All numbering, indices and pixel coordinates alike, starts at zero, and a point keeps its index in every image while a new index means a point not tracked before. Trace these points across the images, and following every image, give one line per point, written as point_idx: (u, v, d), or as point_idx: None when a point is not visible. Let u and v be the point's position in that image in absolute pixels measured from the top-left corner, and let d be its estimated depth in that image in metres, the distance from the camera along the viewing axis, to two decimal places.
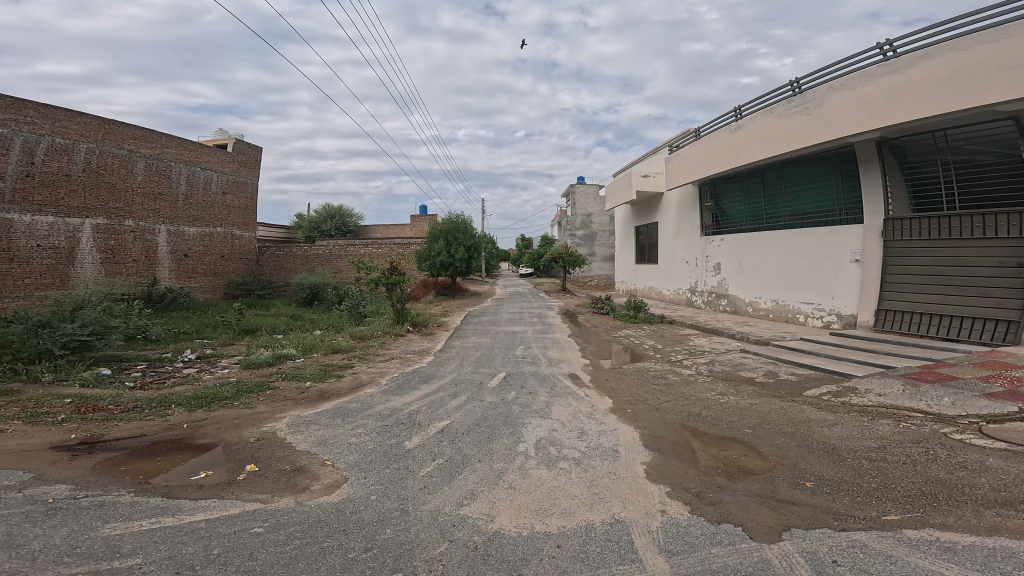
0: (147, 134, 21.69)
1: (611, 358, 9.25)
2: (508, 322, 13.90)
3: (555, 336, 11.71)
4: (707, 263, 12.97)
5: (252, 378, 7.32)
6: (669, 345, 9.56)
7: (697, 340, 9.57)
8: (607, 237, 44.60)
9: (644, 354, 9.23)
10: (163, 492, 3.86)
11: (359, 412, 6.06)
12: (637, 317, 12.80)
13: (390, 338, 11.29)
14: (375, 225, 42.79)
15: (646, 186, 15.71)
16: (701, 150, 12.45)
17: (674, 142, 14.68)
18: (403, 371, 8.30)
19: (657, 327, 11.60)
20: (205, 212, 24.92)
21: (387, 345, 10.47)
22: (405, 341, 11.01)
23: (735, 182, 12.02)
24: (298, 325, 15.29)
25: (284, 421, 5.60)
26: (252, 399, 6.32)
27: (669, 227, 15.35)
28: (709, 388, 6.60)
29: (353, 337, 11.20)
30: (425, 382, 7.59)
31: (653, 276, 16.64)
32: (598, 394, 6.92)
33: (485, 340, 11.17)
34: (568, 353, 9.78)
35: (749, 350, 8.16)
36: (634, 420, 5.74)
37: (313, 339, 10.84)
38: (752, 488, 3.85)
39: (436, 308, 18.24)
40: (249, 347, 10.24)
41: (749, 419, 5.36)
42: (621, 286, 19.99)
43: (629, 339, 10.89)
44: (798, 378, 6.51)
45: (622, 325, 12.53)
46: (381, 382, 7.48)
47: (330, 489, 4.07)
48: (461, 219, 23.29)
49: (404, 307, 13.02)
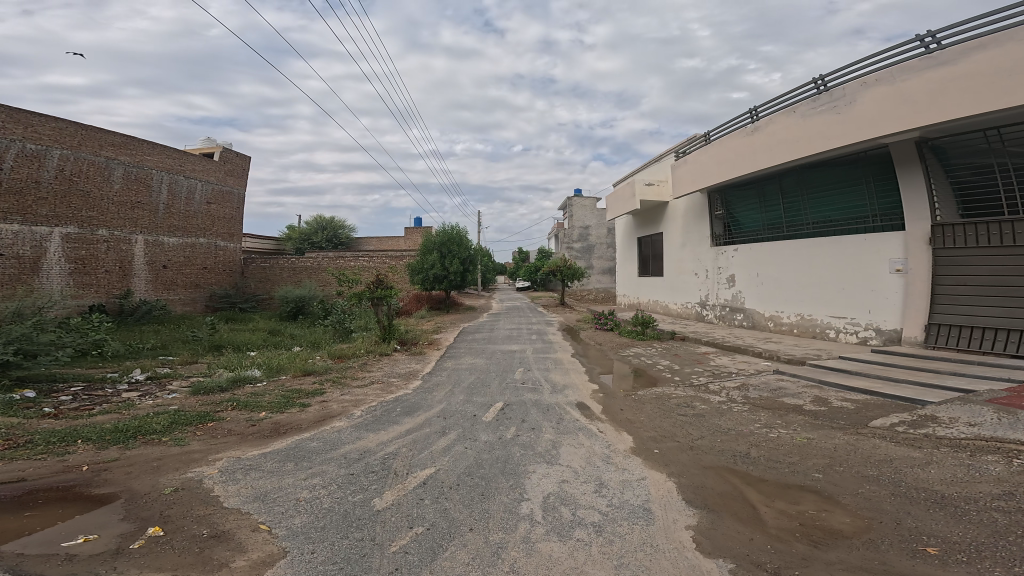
0: (128, 141, 20.75)
1: (623, 382, 8.14)
2: (505, 340, 12.79)
3: (558, 357, 10.60)
4: (718, 275, 12.05)
5: (198, 406, 6.13)
6: (688, 365, 8.49)
7: (719, 360, 8.50)
8: (604, 250, 44.03)
9: (660, 376, 8.14)
10: (8, 567, 2.77)
11: (322, 454, 4.91)
12: (645, 333, 11.73)
13: (373, 359, 10.10)
14: (369, 238, 41.80)
15: (650, 195, 14.92)
16: (711, 155, 11.65)
17: (681, 148, 13.92)
18: (383, 399, 7.14)
19: (669, 344, 10.52)
20: (187, 222, 23.77)
21: (370, 366, 9.30)
22: (391, 363, 9.85)
23: (748, 188, 11.22)
24: (277, 342, 14.07)
25: (217, 465, 4.43)
26: (186, 434, 5.12)
27: (674, 238, 14.50)
28: (748, 419, 5.50)
29: (331, 356, 10.04)
30: (408, 413, 6.45)
31: (658, 289, 15.70)
32: (614, 429, 5.80)
33: (481, 361, 10.04)
34: (574, 377, 8.66)
35: (784, 371, 7.11)
36: (666, 464, 4.64)
37: (286, 359, 9.63)
38: (851, 559, 2.81)
39: (428, 324, 17.08)
40: (210, 366, 9.04)
41: (812, 459, 4.31)
42: (623, 300, 19.00)
43: (640, 358, 9.82)
44: (854, 406, 5.44)
45: (630, 342, 11.44)
46: (354, 414, 6.31)
47: (259, 568, 2.94)
48: (455, 230, 22.37)
49: (391, 323, 11.91)
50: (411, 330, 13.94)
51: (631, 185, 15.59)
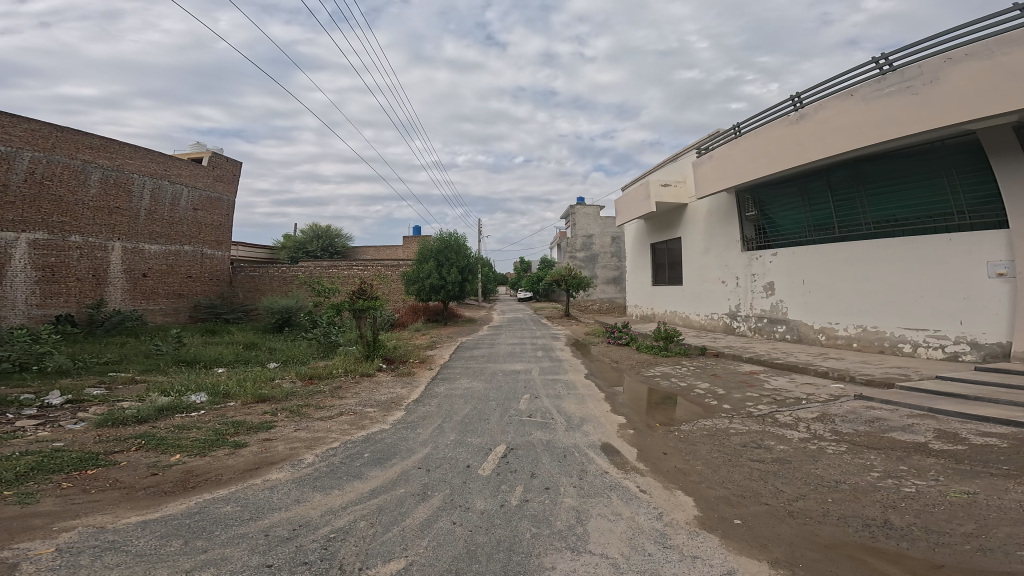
0: (108, 144, 19.62)
1: (657, 412, 6.57)
2: (506, 358, 11.23)
3: (570, 379, 9.01)
4: (752, 282, 10.62)
5: (95, 445, 4.68)
6: (734, 389, 6.95)
7: (773, 382, 6.95)
8: (608, 260, 42.70)
9: (703, 403, 6.58)
10: None
11: (232, 528, 3.35)
12: (669, 350, 10.19)
13: (351, 382, 8.52)
14: (365, 247, 40.39)
15: (667, 197, 13.69)
16: (742, 150, 10.31)
17: (702, 144, 12.64)
18: (349, 438, 5.58)
19: (703, 362, 8.96)
20: (171, 228, 22.46)
21: (344, 391, 7.75)
22: (372, 386, 8.27)
23: (787, 185, 9.89)
24: (252, 358, 12.58)
25: (56, 539, 3.02)
26: (43, 486, 3.71)
27: (695, 242, 13.11)
28: (858, 467, 3.95)
29: (300, 378, 8.56)
30: (378, 463, 4.88)
31: (677, 299, 14.24)
32: (664, 487, 4.22)
33: (479, 385, 8.49)
34: (594, 406, 7.09)
35: (870, 398, 5.55)
36: (763, 544, 3.08)
37: (246, 381, 8.12)
38: None
39: (422, 338, 15.53)
40: (150, 389, 7.55)
41: (1003, 534, 2.79)
42: (636, 311, 17.45)
43: (669, 379, 8.26)
44: (1004, 443, 3.96)
45: (653, 360, 9.88)
46: (304, 460, 4.80)
47: None
48: (453, 237, 20.95)
49: (375, 338, 10.40)
50: (401, 346, 12.39)
51: (646, 187, 14.22)
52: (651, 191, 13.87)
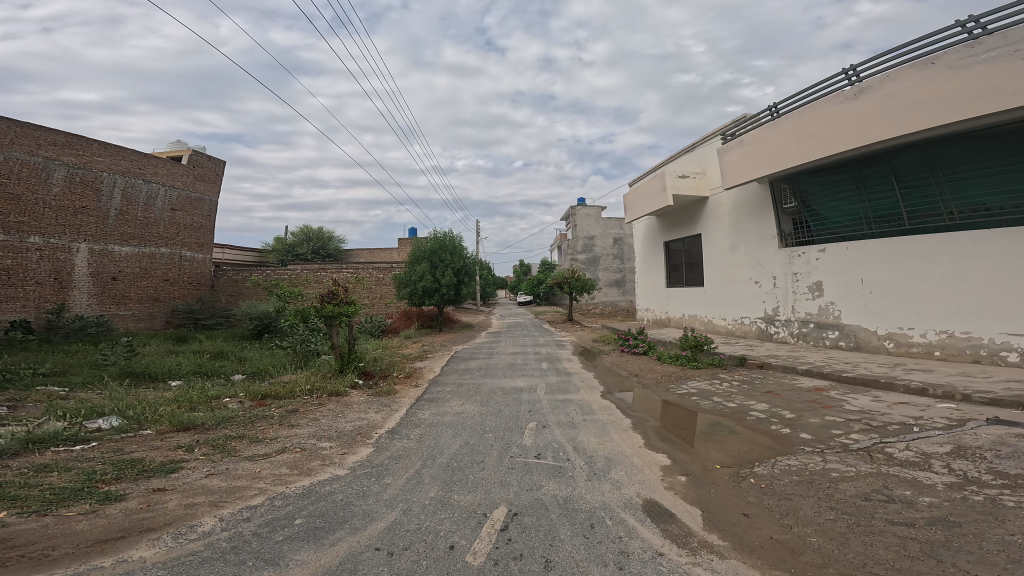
0: (73, 140, 18.14)
1: (709, 444, 5.07)
2: (507, 371, 9.72)
3: (587, 399, 7.49)
4: (794, 282, 9.27)
5: None
6: (803, 410, 5.51)
7: (853, 401, 5.52)
8: (610, 262, 41.37)
9: (769, 431, 5.11)
10: None
11: None
12: (699, 361, 8.68)
13: (311, 405, 6.93)
14: (359, 249, 38.86)
15: (685, 189, 12.27)
16: (780, 133, 8.87)
17: (726, 130, 11.24)
18: (282, 492, 4.01)
19: (747, 376, 7.44)
20: (146, 229, 20.93)
21: (300, 417, 6.21)
22: (339, 411, 6.69)
23: (837, 171, 8.49)
24: (214, 371, 11.00)
25: None
26: None
27: (718, 239, 11.70)
28: None
29: (251, 400, 7.03)
30: (309, 538, 3.30)
31: (697, 302, 12.79)
32: None
33: (474, 408, 6.98)
34: (625, 438, 5.58)
35: (1015, 424, 4.15)
36: None
37: (181, 403, 6.56)
38: None
39: (413, 347, 13.99)
40: (54, 407, 6.04)
41: None
42: (648, 315, 15.92)
43: (710, 397, 6.79)
44: None
45: (682, 372, 8.39)
46: (197, 526, 3.35)
47: None
48: (447, 237, 19.44)
49: (351, 348, 8.87)
50: (384, 358, 10.81)
51: (661, 179, 12.71)
52: (666, 183, 12.41)
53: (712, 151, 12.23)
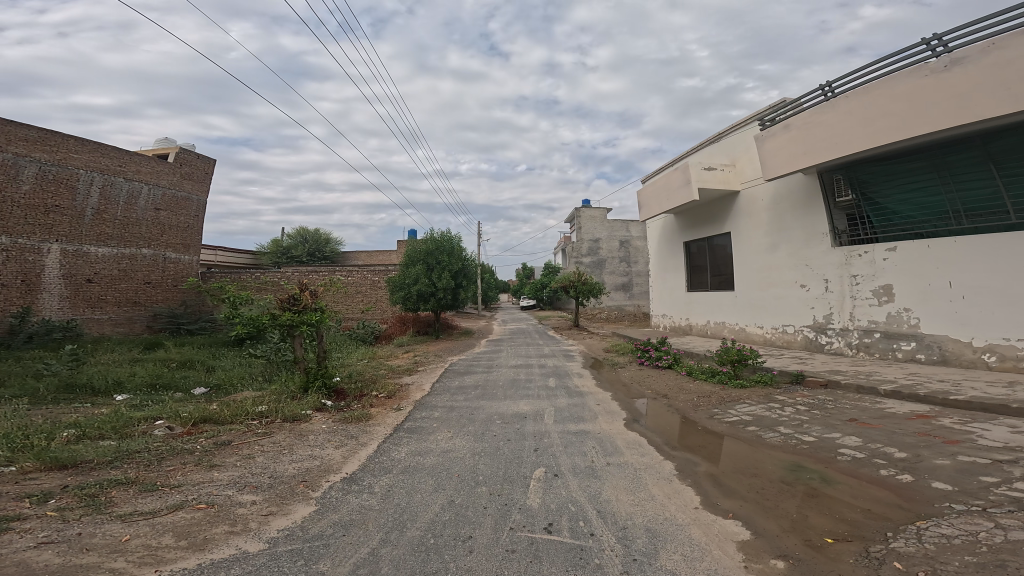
0: (47, 136, 17.08)
1: (799, 501, 3.65)
2: (510, 389, 8.32)
3: (612, 428, 6.05)
4: (853, 285, 7.98)
5: None
6: (920, 447, 4.20)
7: (987, 434, 4.23)
8: (616, 265, 39.92)
9: (885, 480, 3.75)
10: None
11: None
12: (744, 379, 7.23)
13: (253, 435, 5.48)
14: (356, 252, 37.53)
15: (712, 182, 10.88)
16: (841, 114, 7.65)
17: (763, 115, 9.93)
18: None
19: (813, 399, 6.01)
20: (126, 230, 19.69)
21: (225, 451, 4.88)
22: (287, 444, 5.26)
23: (911, 157, 7.30)
24: (170, 384, 9.59)
25: None
26: None
27: (753, 238, 10.44)
28: None
29: (179, 428, 5.62)
30: None
31: (725, 308, 11.39)
32: None
33: (468, 445, 5.53)
34: (672, 491, 4.14)
35: None
36: None
37: (88, 431, 5.20)
38: None
39: (405, 357, 12.59)
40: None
41: None
42: (664, 322, 14.44)
43: (773, 425, 5.37)
44: None
45: (725, 391, 6.95)
46: None
47: None
48: (445, 237, 18.02)
49: (317, 364, 7.42)
50: (363, 372, 9.33)
51: (682, 170, 11.31)
52: (690, 175, 11.00)
53: (741, 140, 10.91)
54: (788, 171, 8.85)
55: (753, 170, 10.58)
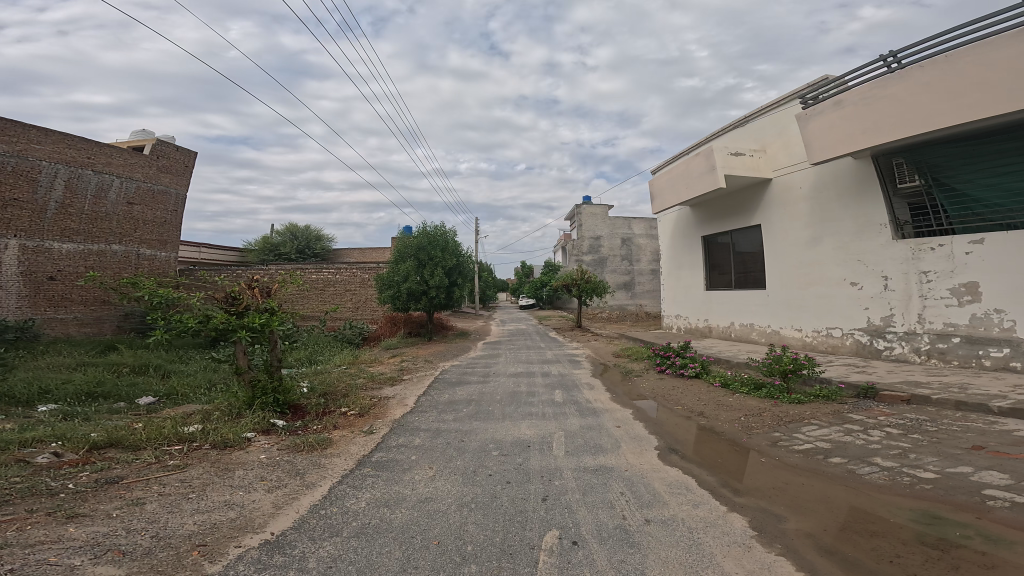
0: (4, 124, 15.69)
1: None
2: (511, 404, 6.99)
3: (645, 461, 4.71)
4: (922, 283, 6.72)
5: None
6: None
7: None
8: (618, 263, 38.64)
9: None
10: None
11: None
12: (799, 392, 5.93)
13: (160, 470, 4.17)
14: (348, 249, 36.07)
15: (741, 169, 9.54)
16: (916, 85, 6.43)
17: (806, 91, 8.61)
18: None
19: (904, 420, 4.75)
20: (95, 225, 18.20)
21: (100, 494, 3.59)
22: (200, 484, 3.94)
23: (999, 136, 6.18)
24: (109, 398, 8.16)
25: None
26: None
27: (790, 230, 9.14)
28: None
29: (66, 458, 4.32)
30: None
31: (753, 309, 10.05)
32: None
33: (453, 489, 4.20)
34: (756, 565, 2.79)
35: None
36: None
37: None
38: None
39: (392, 362, 11.24)
40: None
41: None
42: (678, 323, 13.08)
43: (865, 455, 4.10)
44: None
45: (780, 408, 5.65)
46: None
47: None
48: (438, 232, 16.59)
49: (262, 376, 6.00)
50: (333, 383, 7.89)
51: (706, 155, 9.96)
52: (716, 160, 9.63)
53: (774, 122, 9.63)
54: (839, 154, 7.54)
55: (789, 155, 9.29)
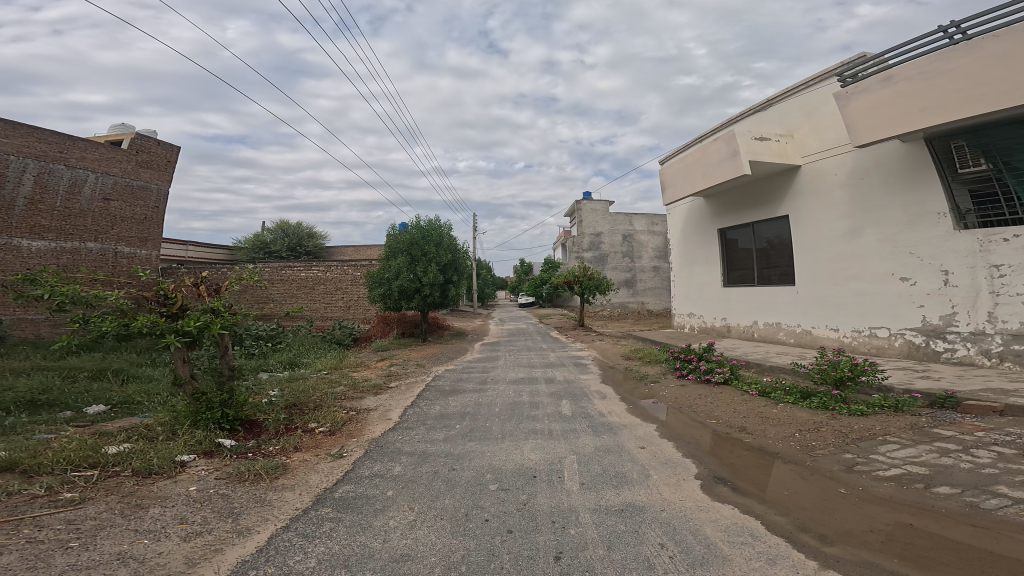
0: None
1: None
2: (513, 417, 6.04)
3: (687, 498, 3.72)
4: (992, 278, 5.98)
5: None
6: None
7: None
8: (619, 260, 37.70)
9: None
10: None
11: None
12: (860, 403, 5.04)
13: (47, 508, 3.24)
14: (341, 247, 34.98)
15: (768, 155, 8.62)
16: (986, 57, 5.65)
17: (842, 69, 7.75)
18: None
19: (1011, 440, 3.91)
20: (67, 221, 17.10)
21: None
22: (95, 527, 3.03)
23: None
24: (54, 408, 7.13)
25: None
26: None
27: (824, 220, 8.24)
28: None
29: None
30: None
31: (779, 307, 9.16)
32: None
33: (438, 540, 3.23)
34: None
35: None
36: None
37: None
38: None
39: (381, 366, 10.29)
40: None
41: None
42: (691, 322, 12.14)
43: (984, 487, 3.31)
44: None
45: (842, 422, 4.74)
46: None
47: None
48: (433, 226, 15.55)
49: (206, 389, 4.96)
50: (305, 392, 6.86)
51: (726, 140, 8.97)
52: (740, 144, 8.63)
53: (802, 102, 8.71)
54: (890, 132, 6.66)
55: (821, 140, 8.35)
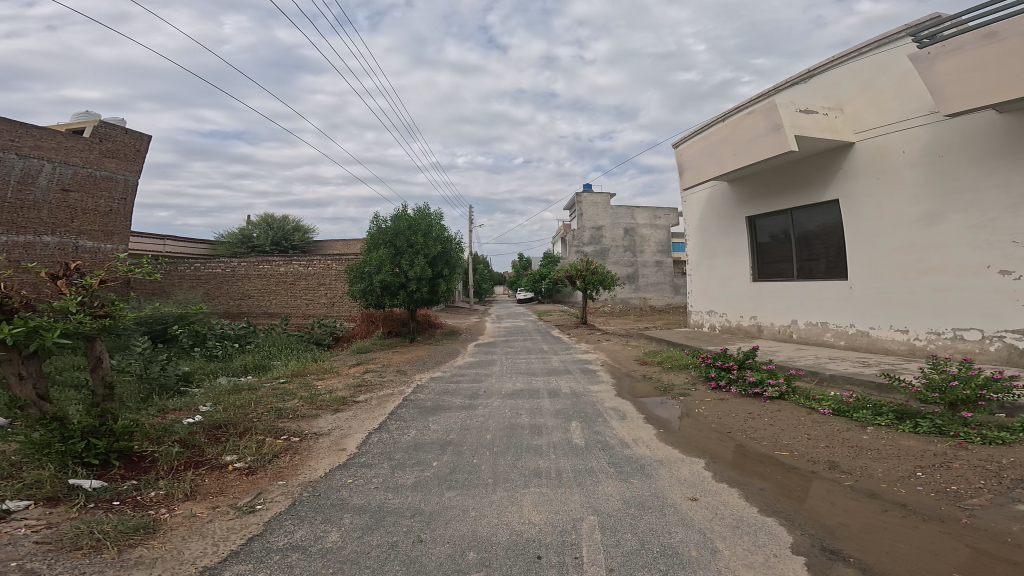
0: None
1: None
2: (508, 450, 4.59)
3: None
4: None
5: None
6: None
7: None
8: (621, 254, 36.29)
9: None
10: None
11: None
12: (991, 429, 3.67)
13: None
14: (331, 242, 33.40)
15: (819, 133, 7.18)
16: None
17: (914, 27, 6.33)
18: None
19: None
20: (20, 214, 15.53)
21: None
22: None
23: None
24: None
25: None
26: None
27: (886, 205, 6.86)
28: None
29: None
30: None
31: (826, 307, 7.79)
32: None
33: None
34: None
35: None
36: None
37: None
38: None
39: (356, 373, 8.85)
40: None
41: None
42: (711, 321, 10.73)
43: None
44: None
45: (977, 456, 3.37)
46: None
47: None
48: (419, 213, 14.07)
49: (65, 414, 3.55)
50: (241, 411, 5.38)
51: (766, 113, 7.51)
52: (786, 119, 7.17)
53: (855, 68, 7.29)
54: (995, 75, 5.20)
55: (880, 113, 6.92)
